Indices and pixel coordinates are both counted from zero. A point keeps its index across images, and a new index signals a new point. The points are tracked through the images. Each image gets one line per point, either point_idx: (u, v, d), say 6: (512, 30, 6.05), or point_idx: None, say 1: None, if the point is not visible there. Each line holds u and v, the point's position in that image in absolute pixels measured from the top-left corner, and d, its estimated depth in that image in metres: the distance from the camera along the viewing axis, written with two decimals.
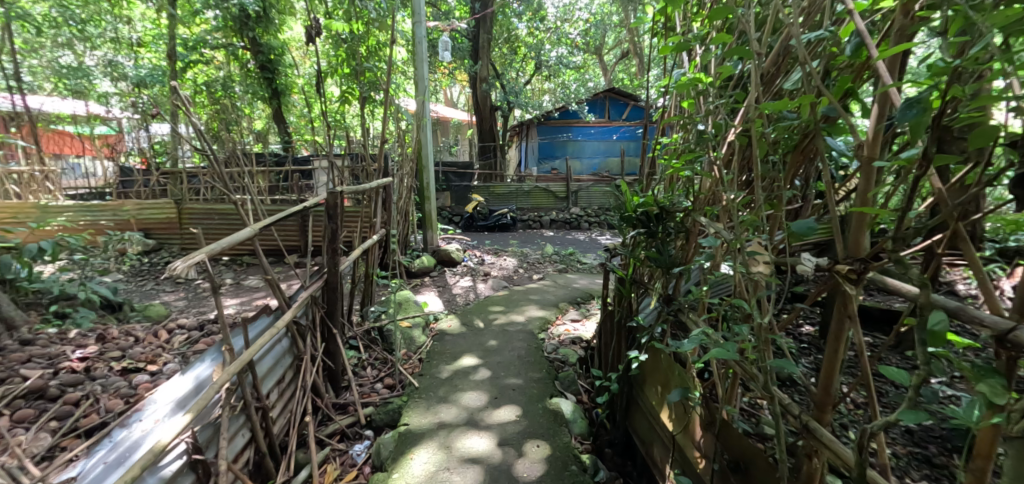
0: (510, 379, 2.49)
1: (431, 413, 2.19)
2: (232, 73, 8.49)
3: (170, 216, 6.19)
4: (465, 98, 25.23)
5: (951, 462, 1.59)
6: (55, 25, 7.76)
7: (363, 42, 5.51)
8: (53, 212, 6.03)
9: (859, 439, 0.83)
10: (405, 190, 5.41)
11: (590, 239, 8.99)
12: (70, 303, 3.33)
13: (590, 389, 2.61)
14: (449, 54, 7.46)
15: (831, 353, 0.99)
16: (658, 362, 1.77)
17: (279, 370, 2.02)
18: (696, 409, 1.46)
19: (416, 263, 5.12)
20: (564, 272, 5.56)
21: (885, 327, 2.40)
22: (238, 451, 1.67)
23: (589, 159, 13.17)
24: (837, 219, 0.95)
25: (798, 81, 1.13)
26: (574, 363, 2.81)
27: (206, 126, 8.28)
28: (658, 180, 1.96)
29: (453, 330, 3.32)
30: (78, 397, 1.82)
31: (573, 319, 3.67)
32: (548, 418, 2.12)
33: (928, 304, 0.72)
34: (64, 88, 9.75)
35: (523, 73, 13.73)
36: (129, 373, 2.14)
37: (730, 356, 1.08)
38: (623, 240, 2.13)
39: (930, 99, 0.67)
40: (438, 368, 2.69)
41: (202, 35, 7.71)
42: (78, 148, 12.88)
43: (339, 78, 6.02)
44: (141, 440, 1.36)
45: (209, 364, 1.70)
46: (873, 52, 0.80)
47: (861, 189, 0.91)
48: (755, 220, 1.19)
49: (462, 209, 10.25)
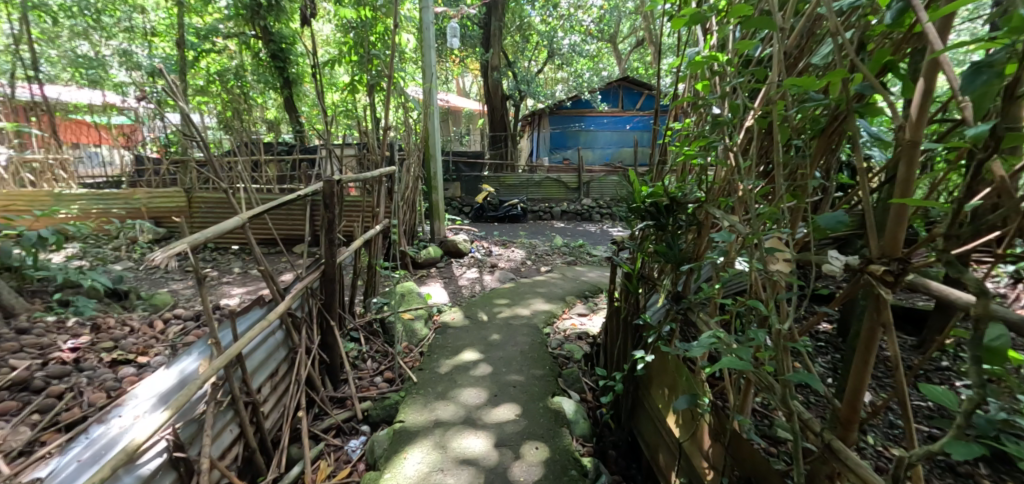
0: (512, 375, 2.40)
1: (428, 410, 2.11)
2: (244, 62, 8.55)
3: (179, 203, 6.19)
4: (477, 89, 25.24)
5: (980, 473, 1.47)
6: (70, 14, 7.84)
7: (372, 30, 5.45)
8: (67, 200, 6.11)
9: (893, 469, 0.72)
10: (412, 179, 5.34)
11: (601, 232, 8.90)
12: (75, 291, 3.32)
13: (593, 387, 2.51)
14: (458, 41, 7.38)
15: (860, 362, 0.88)
16: (666, 362, 1.68)
17: (272, 364, 1.95)
18: (705, 417, 1.35)
19: (422, 253, 5.07)
20: (572, 264, 5.45)
21: (910, 327, 2.26)
22: (224, 448, 1.60)
23: (602, 149, 13.04)
24: (872, 211, 0.83)
25: (827, 57, 1.00)
26: (579, 359, 2.72)
27: (219, 115, 8.31)
28: (669, 170, 1.83)
29: (456, 323, 3.25)
30: (61, 389, 1.77)
31: (579, 314, 3.56)
32: (549, 418, 2.02)
33: (986, 315, 0.60)
34: (81, 78, 9.86)
35: (534, 61, 13.57)
36: (119, 364, 2.10)
37: (744, 365, 0.95)
38: (631, 233, 2.01)
39: (1007, 63, 0.54)
40: (437, 362, 2.61)
41: (214, 25, 7.78)
42: (96, 137, 12.98)
43: (348, 66, 5.96)
44: (118, 437, 1.29)
45: (195, 357, 1.63)
46: (925, 13, 0.67)
47: (902, 176, 0.79)
48: (780, 211, 1.06)
49: (471, 199, 10.17)
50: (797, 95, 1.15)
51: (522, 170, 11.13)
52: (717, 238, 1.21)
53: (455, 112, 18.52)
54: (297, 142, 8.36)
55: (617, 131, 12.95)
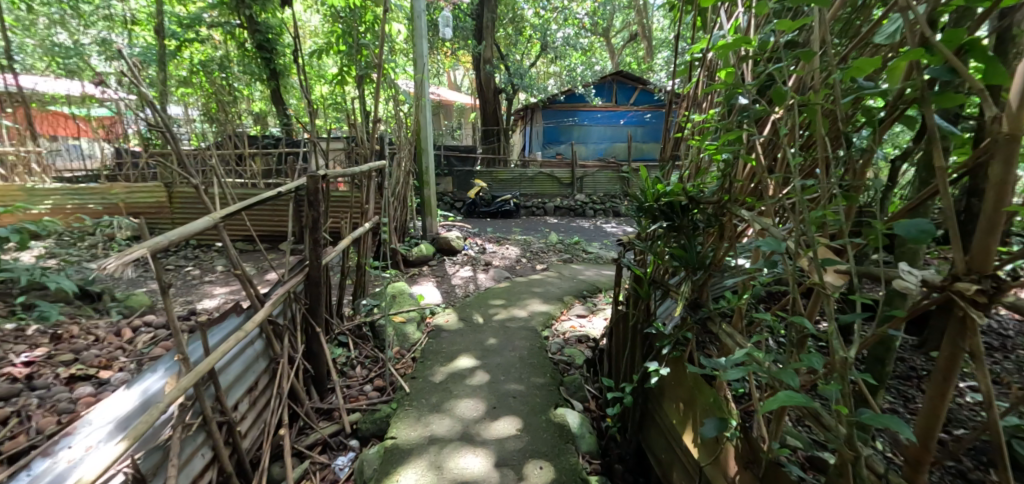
0: (511, 384, 2.25)
1: (422, 424, 1.96)
2: (230, 52, 8.29)
3: (160, 199, 5.97)
4: (468, 83, 24.98)
5: None
6: None
7: (361, 19, 5.25)
8: (40, 195, 5.87)
9: None
10: (403, 174, 5.17)
11: (595, 228, 8.79)
12: (42, 293, 3.11)
13: (597, 395, 2.38)
14: (450, 31, 7.19)
15: (934, 396, 0.77)
16: (682, 374, 1.56)
17: (250, 377, 1.77)
18: (733, 442, 1.21)
19: (414, 251, 4.91)
20: (568, 262, 5.32)
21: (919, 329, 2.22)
22: (195, 476, 1.43)
23: (595, 144, 12.92)
24: (956, 219, 0.70)
25: (893, 33, 0.85)
26: (581, 365, 2.59)
27: (203, 107, 8.03)
28: (684, 166, 1.69)
29: (450, 326, 3.09)
30: (5, 414, 1.61)
31: (578, 315, 3.42)
32: (552, 434, 1.88)
33: None
34: (57, 68, 9.48)
35: (527, 55, 13.41)
36: (77, 381, 1.94)
37: (806, 402, 0.75)
38: (642, 233, 1.87)
39: None
40: (431, 370, 2.46)
41: (198, 13, 7.52)
42: (74, 129, 12.53)
43: (336, 55, 5.74)
44: (66, 474, 1.11)
45: (160, 376, 1.45)
46: None
47: (998, 178, 0.65)
48: (830, 214, 0.92)
49: (463, 194, 9.99)
50: (844, 84, 1.01)
51: (515, 164, 10.96)
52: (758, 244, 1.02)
53: (446, 107, 18.32)
54: (284, 135, 8.12)
55: (610, 126, 12.84)
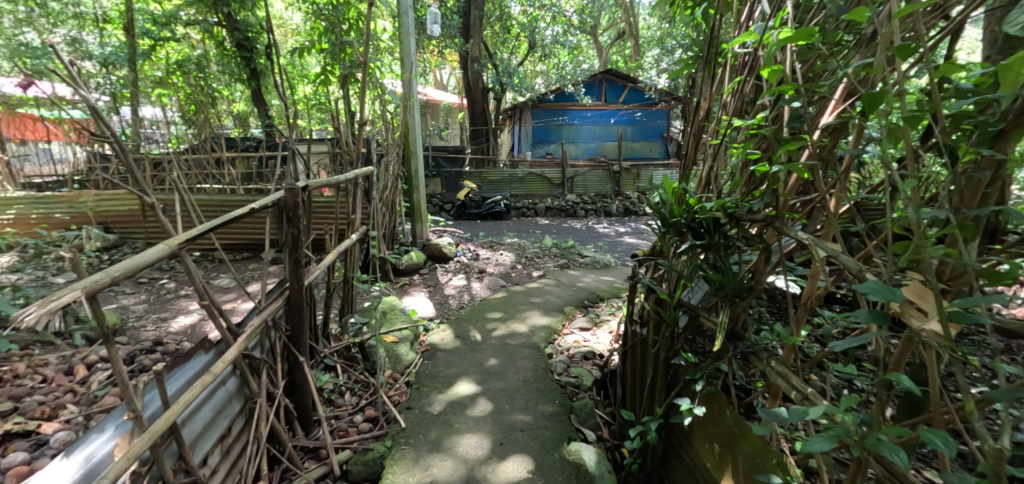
0: (517, 415, 2.06)
1: (421, 468, 1.74)
2: (208, 51, 7.95)
3: (130, 207, 5.63)
4: (455, 82, 24.69)
5: None
6: None
7: (344, 16, 4.99)
8: (3, 204, 5.57)
9: None
10: (390, 178, 4.92)
11: (587, 229, 8.62)
12: None
13: (610, 421, 2.19)
14: (438, 28, 6.94)
15: None
16: (719, 413, 1.39)
17: (223, 423, 1.55)
18: None
19: (403, 259, 4.68)
20: (565, 268, 5.13)
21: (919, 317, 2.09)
22: None
23: (585, 143, 12.76)
24: None
25: None
26: (590, 388, 2.39)
27: (180, 109, 7.70)
28: (714, 176, 1.51)
29: (446, 345, 2.88)
30: None
31: (582, 328, 3.22)
32: (567, 476, 1.69)
33: None
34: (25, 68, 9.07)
35: (516, 53, 13.22)
36: (12, 439, 1.76)
37: None
38: (665, 250, 1.68)
39: None
40: (429, 399, 2.25)
41: (174, 11, 7.18)
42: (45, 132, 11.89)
43: (318, 54, 5.47)
44: None
45: (110, 436, 1.23)
46: None
47: None
48: (945, 251, 0.74)
49: (453, 196, 9.73)
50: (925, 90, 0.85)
51: (504, 164, 10.78)
52: (856, 290, 0.74)
53: (433, 105, 18.03)
54: (265, 137, 7.77)
55: (600, 124, 12.69)
